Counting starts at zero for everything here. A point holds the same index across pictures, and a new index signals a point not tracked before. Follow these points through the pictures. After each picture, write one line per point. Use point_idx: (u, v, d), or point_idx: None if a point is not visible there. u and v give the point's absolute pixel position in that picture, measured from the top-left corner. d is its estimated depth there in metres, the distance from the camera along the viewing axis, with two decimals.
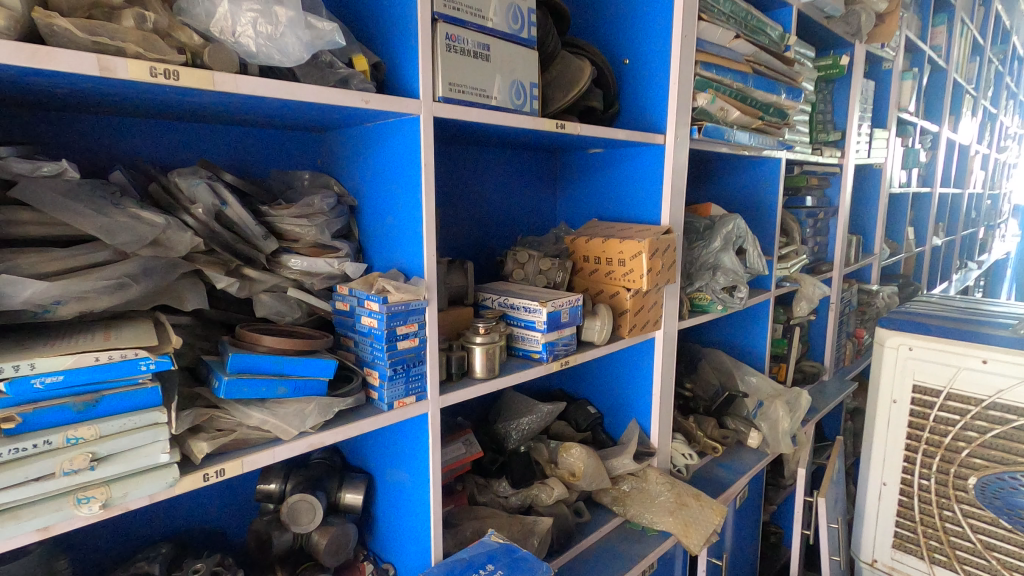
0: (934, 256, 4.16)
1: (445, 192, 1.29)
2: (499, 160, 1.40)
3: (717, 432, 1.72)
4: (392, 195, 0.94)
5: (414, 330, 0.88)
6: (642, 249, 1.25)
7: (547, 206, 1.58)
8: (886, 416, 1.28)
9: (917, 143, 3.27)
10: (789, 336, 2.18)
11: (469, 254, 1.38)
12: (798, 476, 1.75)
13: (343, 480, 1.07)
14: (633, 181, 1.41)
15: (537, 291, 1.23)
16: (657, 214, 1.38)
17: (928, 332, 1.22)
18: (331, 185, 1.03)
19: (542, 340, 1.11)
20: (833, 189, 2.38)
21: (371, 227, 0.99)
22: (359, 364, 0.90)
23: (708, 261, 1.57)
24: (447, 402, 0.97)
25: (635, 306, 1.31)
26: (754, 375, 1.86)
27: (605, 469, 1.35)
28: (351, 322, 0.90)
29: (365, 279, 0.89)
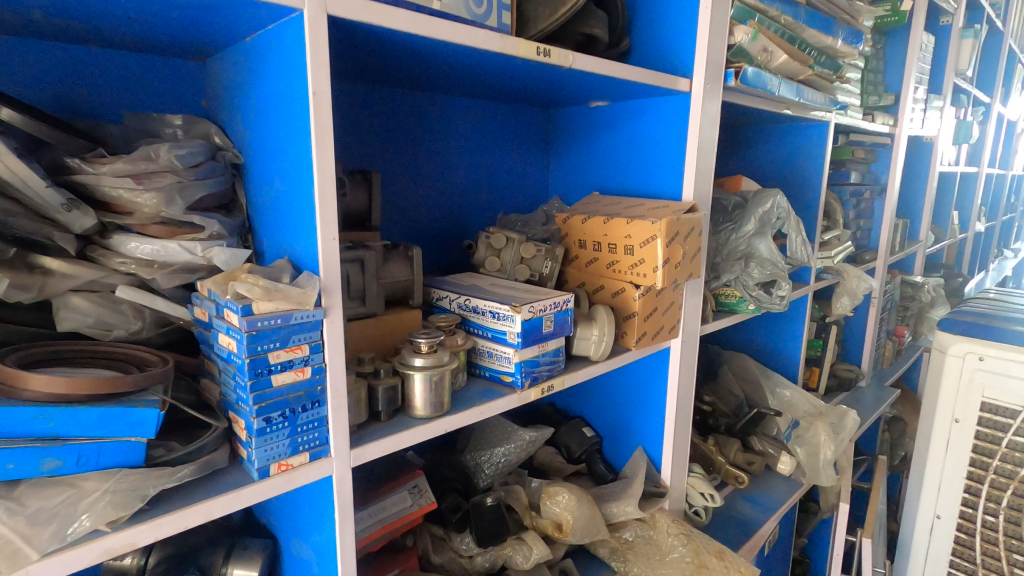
0: (975, 244, 3.78)
1: (392, 151, 0.98)
2: (470, 114, 1.09)
3: (741, 458, 1.42)
4: (279, 146, 0.62)
5: (302, 355, 0.57)
6: (657, 234, 0.93)
7: (536, 176, 1.25)
8: (947, 436, 1.37)
9: (970, 115, 2.89)
10: (824, 336, 1.86)
11: (429, 236, 1.06)
12: (840, 515, 1.42)
13: (233, 549, 0.74)
14: (646, 143, 1.09)
15: (513, 287, 0.91)
16: (676, 188, 1.05)
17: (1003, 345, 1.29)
18: (210, 134, 0.72)
19: (516, 359, 0.80)
20: (880, 164, 2.03)
21: (258, 195, 0.67)
22: (225, 405, 0.59)
23: (740, 249, 1.24)
24: (367, 458, 0.65)
25: (646, 309, 0.99)
26: (786, 388, 1.55)
27: (601, 517, 1.05)
28: (212, 342, 0.59)
29: (228, 274, 0.58)
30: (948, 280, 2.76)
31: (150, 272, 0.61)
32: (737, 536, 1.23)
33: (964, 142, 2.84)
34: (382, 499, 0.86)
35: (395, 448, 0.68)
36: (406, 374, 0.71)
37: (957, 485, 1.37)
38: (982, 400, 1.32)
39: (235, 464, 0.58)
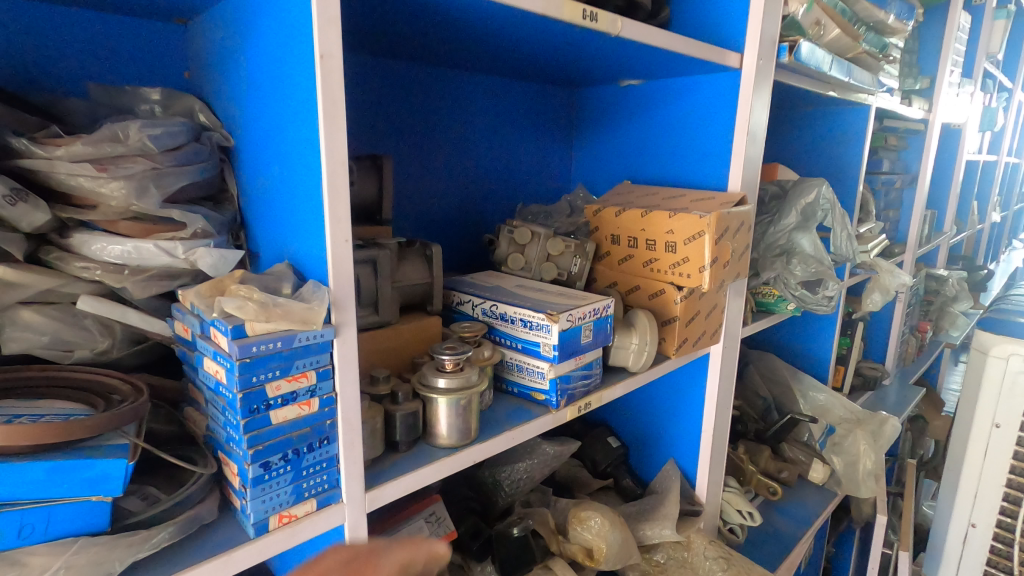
0: (990, 236, 3.69)
1: (404, 134, 0.86)
2: (490, 92, 0.97)
3: (772, 466, 1.32)
4: (277, 125, 0.50)
5: (308, 385, 0.46)
6: (705, 229, 0.82)
7: (559, 163, 1.14)
8: (986, 443, 1.43)
9: (994, 101, 2.78)
10: (852, 333, 1.76)
11: (444, 229, 0.95)
12: (877, 527, 1.33)
13: None
14: (686, 126, 0.97)
15: (542, 289, 0.80)
16: (721, 176, 0.94)
17: None
18: (193, 112, 0.60)
19: (551, 375, 0.69)
20: (911, 152, 1.92)
21: (252, 186, 0.56)
22: (213, 443, 0.49)
23: (780, 244, 1.13)
24: (385, 500, 0.55)
25: (688, 313, 0.88)
26: (820, 392, 1.45)
27: (634, 539, 0.95)
28: (197, 367, 0.48)
29: (215, 283, 0.47)
30: (970, 273, 2.67)
31: (119, 278, 0.50)
32: (773, 553, 1.14)
33: (988, 130, 2.73)
34: (397, 530, 0.75)
35: (416, 486, 0.57)
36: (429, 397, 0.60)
37: (994, 492, 1.44)
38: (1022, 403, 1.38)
39: (225, 516, 0.48)
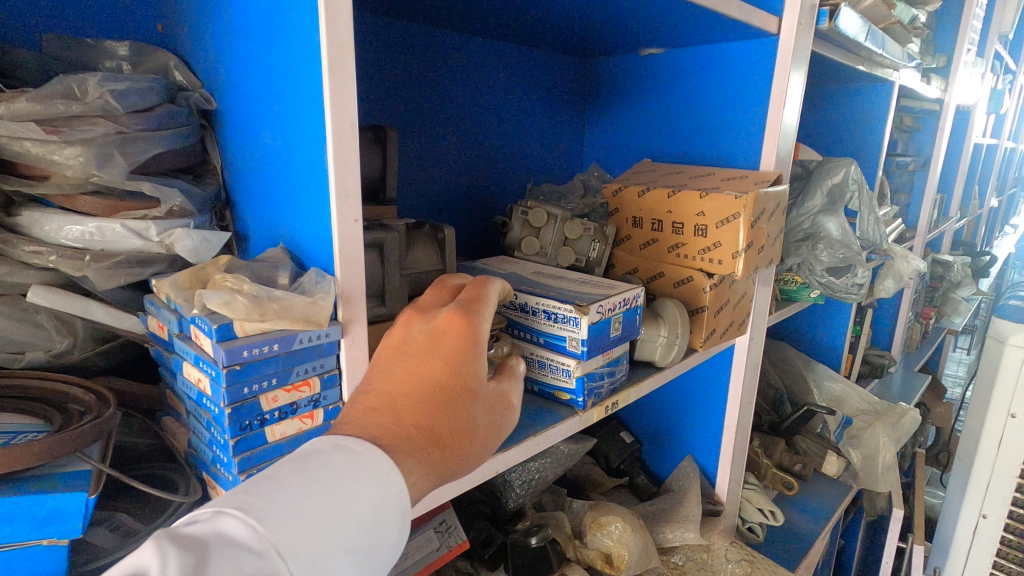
0: (988, 223, 3.66)
1: (408, 104, 0.78)
2: (501, 60, 0.88)
3: (787, 460, 1.27)
4: (269, 81, 0.42)
5: (309, 395, 0.39)
6: (741, 210, 0.75)
7: (571, 141, 1.06)
8: (999, 433, 1.30)
9: (1001, 84, 2.72)
10: (863, 321, 1.71)
11: (451, 210, 0.87)
12: (893, 521, 1.29)
13: None
14: (715, 100, 0.89)
15: (563, 277, 0.72)
16: (753, 154, 0.86)
17: None
18: (168, 69, 0.52)
19: (578, 373, 0.62)
20: (923, 134, 1.86)
21: (241, 156, 0.48)
22: (197, 462, 0.41)
23: (803, 228, 1.07)
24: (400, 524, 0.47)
25: (717, 303, 0.81)
26: (834, 381, 1.41)
27: (653, 542, 0.90)
28: (176, 373, 0.40)
29: (196, 272, 0.39)
30: (974, 259, 2.63)
31: (78, 265, 0.42)
32: (792, 552, 1.08)
33: (994, 112, 2.67)
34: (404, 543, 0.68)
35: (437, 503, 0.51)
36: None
37: (1007, 484, 1.30)
38: None
39: None
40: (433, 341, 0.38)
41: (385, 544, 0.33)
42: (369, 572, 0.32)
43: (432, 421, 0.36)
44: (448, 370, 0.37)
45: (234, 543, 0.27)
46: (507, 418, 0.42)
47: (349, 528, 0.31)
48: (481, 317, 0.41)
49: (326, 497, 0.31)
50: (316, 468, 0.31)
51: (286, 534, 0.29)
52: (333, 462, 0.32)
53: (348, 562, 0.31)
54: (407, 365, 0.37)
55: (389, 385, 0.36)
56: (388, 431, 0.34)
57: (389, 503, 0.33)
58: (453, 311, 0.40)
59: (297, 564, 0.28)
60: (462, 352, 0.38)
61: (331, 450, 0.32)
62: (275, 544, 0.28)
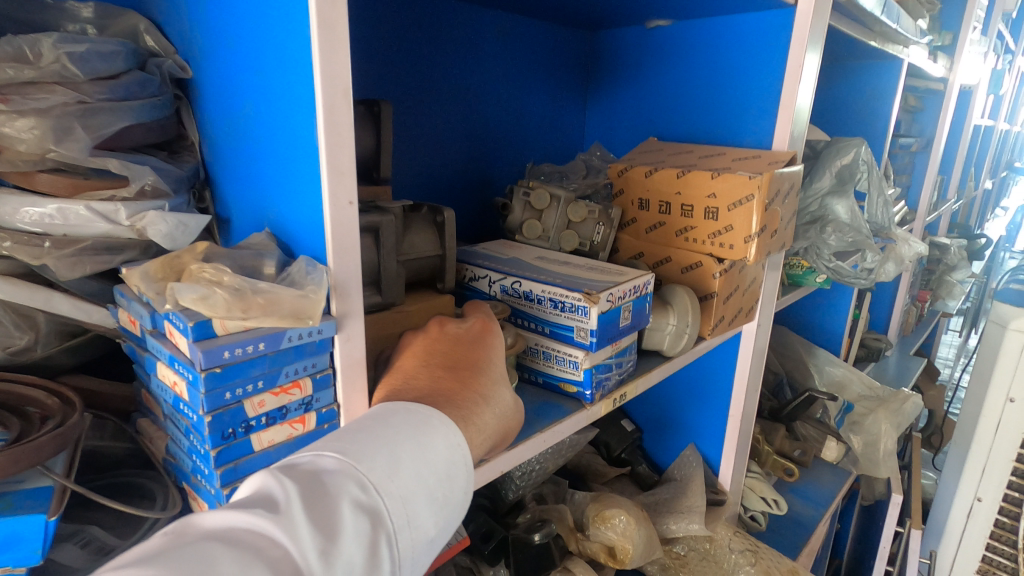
0: (981, 205, 3.66)
1: (403, 78, 0.73)
2: (501, 31, 0.83)
3: (787, 445, 1.26)
4: (250, 42, 0.37)
5: (301, 398, 0.35)
6: (756, 192, 0.71)
7: (573, 118, 1.01)
8: (998, 418, 1.29)
9: (1001, 64, 2.68)
10: (861, 304, 1.70)
11: (448, 192, 0.82)
12: (891, 505, 1.28)
13: None
14: (726, 75, 0.85)
15: (568, 262, 0.69)
16: (765, 134, 0.82)
17: None
18: (138, 32, 0.46)
19: (586, 365, 0.59)
20: (926, 114, 1.82)
21: (222, 131, 0.43)
22: (176, 472, 0.37)
23: (811, 210, 1.04)
24: None
25: (726, 289, 0.78)
26: (836, 366, 1.38)
27: (656, 534, 0.87)
28: (150, 374, 0.36)
29: (170, 261, 0.34)
30: (969, 242, 2.62)
31: (36, 253, 0.38)
32: (793, 539, 1.07)
33: (993, 94, 2.64)
34: None
35: None
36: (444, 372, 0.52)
37: (1004, 468, 1.30)
38: None
39: None
40: (469, 331, 0.49)
41: (456, 496, 0.36)
42: (443, 523, 0.35)
43: (481, 389, 0.45)
44: (485, 349, 0.49)
45: (338, 475, 0.31)
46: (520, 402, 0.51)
47: (430, 475, 0.34)
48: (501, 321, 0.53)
49: (410, 445, 0.34)
50: (398, 422, 0.35)
51: (381, 471, 0.32)
52: (411, 419, 0.36)
53: (429, 507, 0.34)
54: (451, 346, 0.48)
55: (439, 360, 0.46)
56: (449, 390, 0.43)
57: (458, 459, 0.36)
58: (483, 314, 0.52)
59: (390, 499, 0.32)
60: (492, 340, 0.50)
61: (406, 410, 0.37)
62: (373, 479, 0.32)
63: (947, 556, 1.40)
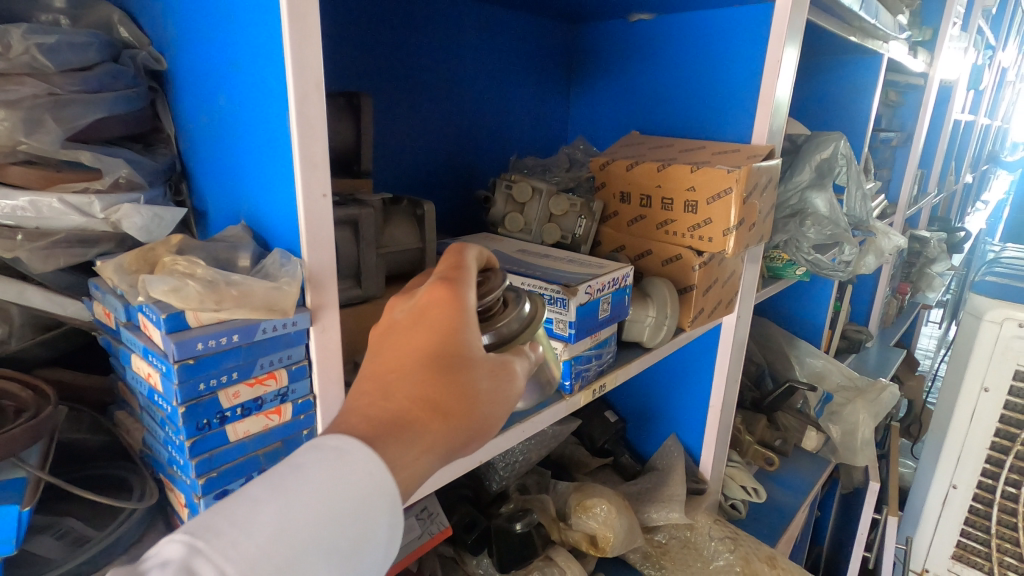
0: (962, 198, 3.72)
1: (383, 71, 0.72)
2: (483, 24, 0.83)
3: (768, 435, 1.28)
4: (223, 34, 0.37)
5: (277, 389, 0.35)
6: (733, 185, 0.72)
7: (556, 111, 1.02)
8: (973, 407, 1.32)
9: (982, 59, 2.72)
10: (842, 296, 1.73)
11: (431, 184, 0.83)
12: (868, 493, 1.31)
13: None
14: (706, 69, 0.86)
15: (549, 255, 0.69)
16: (744, 128, 0.83)
17: None
18: (111, 24, 0.46)
19: (565, 357, 0.60)
20: (907, 109, 1.85)
21: (197, 123, 0.43)
22: (154, 464, 0.37)
23: (791, 203, 1.05)
24: None
25: (706, 282, 0.79)
26: (816, 357, 1.41)
27: (638, 523, 0.89)
28: (125, 366, 0.36)
29: (143, 253, 0.34)
30: (949, 234, 2.66)
31: (8, 246, 0.38)
32: (773, 527, 1.09)
33: (973, 88, 2.68)
34: None
35: None
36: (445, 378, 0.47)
37: (979, 457, 1.33)
38: (1015, 369, 1.27)
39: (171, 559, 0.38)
40: (417, 311, 0.36)
41: (373, 535, 0.32)
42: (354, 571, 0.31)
43: (426, 396, 0.33)
44: (438, 335, 0.35)
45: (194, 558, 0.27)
46: (523, 384, 0.39)
47: (318, 535, 0.30)
48: (469, 282, 0.37)
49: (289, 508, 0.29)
50: (281, 476, 0.30)
51: (246, 549, 0.28)
52: (305, 463, 0.31)
53: (324, 565, 0.29)
54: (400, 335, 0.35)
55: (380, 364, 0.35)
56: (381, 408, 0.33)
57: (366, 502, 0.31)
58: (442, 278, 0.37)
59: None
60: (447, 319, 0.35)
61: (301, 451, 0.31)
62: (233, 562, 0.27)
63: (924, 541, 1.44)
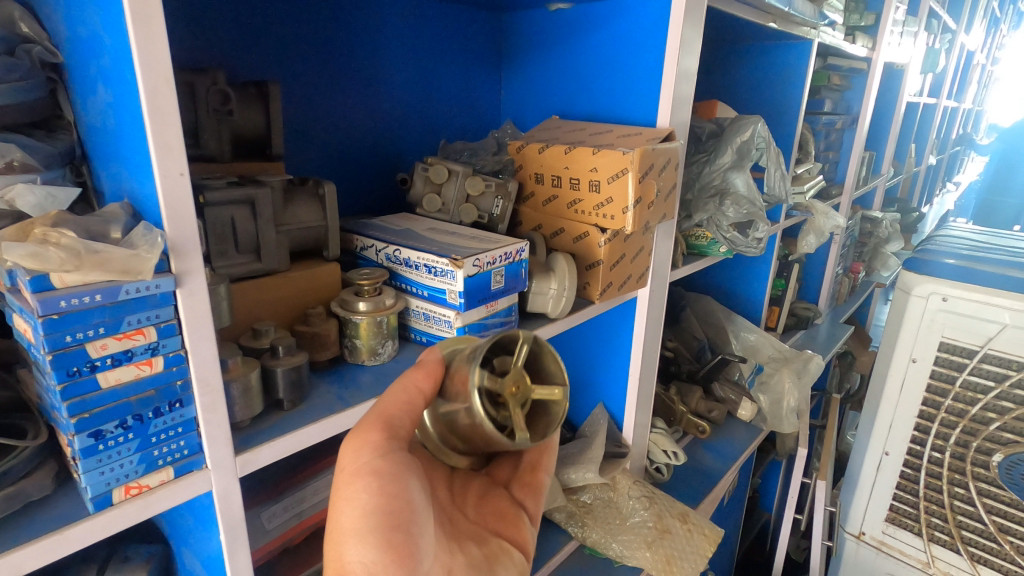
0: (925, 179, 3.81)
1: (301, 60, 0.77)
2: (404, 14, 0.88)
3: (702, 406, 1.34)
4: (93, 29, 0.41)
5: (146, 342, 0.40)
6: (629, 166, 0.77)
7: (486, 96, 1.06)
8: (903, 376, 1.38)
9: (938, 42, 2.78)
10: (787, 274, 1.80)
11: (357, 168, 0.88)
12: (797, 458, 1.40)
13: (110, 560, 0.60)
14: (616, 54, 0.90)
15: (455, 232, 0.74)
16: (650, 111, 0.88)
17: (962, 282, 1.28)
18: (13, 20, 0.49)
19: (457, 323, 0.65)
20: (853, 92, 1.91)
21: (87, 109, 0.47)
22: (45, 412, 0.43)
23: (714, 184, 1.11)
24: (261, 463, 0.50)
25: (612, 257, 0.85)
26: (751, 332, 1.48)
27: (559, 483, 0.96)
28: (15, 325, 0.42)
29: (22, 226, 0.39)
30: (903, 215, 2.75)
31: None
32: (697, 489, 1.17)
33: (930, 71, 2.74)
34: (304, 487, 0.72)
35: (298, 446, 0.53)
36: (537, 436, 0.49)
37: (907, 424, 1.40)
38: (941, 340, 1.31)
39: (64, 492, 0.43)
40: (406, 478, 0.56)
41: None
42: None
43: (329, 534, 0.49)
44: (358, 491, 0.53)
45: None
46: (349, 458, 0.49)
47: None
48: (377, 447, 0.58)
49: None
50: None
51: None
52: None
53: None
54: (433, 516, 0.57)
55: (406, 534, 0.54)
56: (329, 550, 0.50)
57: None
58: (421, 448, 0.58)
59: None
60: None
61: None
62: None
63: (860, 507, 1.52)
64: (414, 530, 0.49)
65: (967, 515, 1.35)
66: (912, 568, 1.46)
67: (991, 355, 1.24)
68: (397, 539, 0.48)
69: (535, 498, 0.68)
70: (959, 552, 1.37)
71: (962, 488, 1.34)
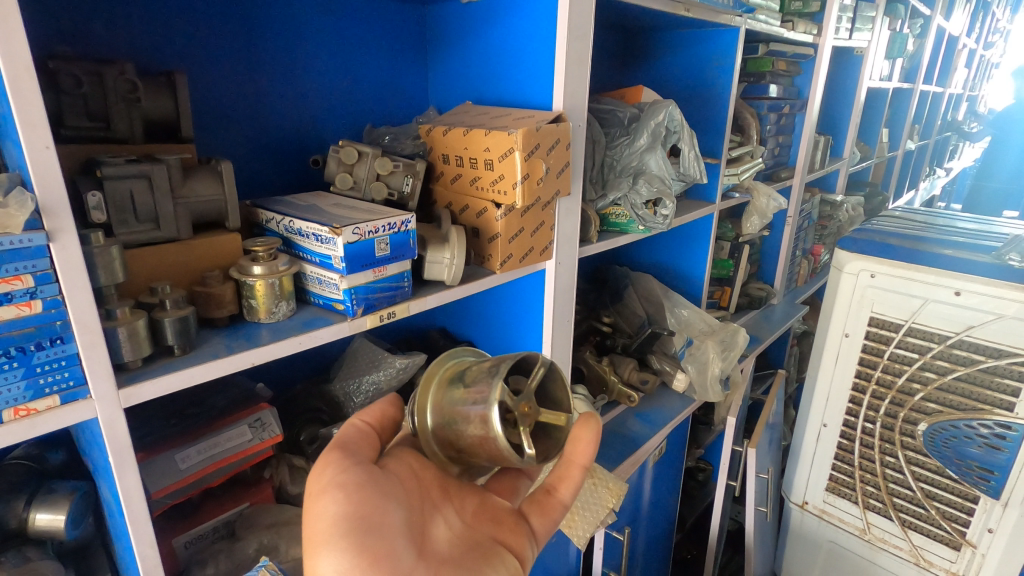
0: (905, 164, 3.83)
1: (214, 53, 0.85)
2: (318, 10, 0.95)
3: (635, 377, 1.41)
4: None
5: (25, 287, 0.49)
6: (514, 146, 0.84)
7: (411, 85, 1.14)
8: (837, 350, 1.42)
9: (906, 27, 2.80)
10: (736, 255, 1.87)
11: (280, 152, 0.97)
12: (727, 425, 1.48)
13: (41, 491, 0.70)
14: (516, 43, 0.97)
15: (355, 206, 0.82)
16: (546, 96, 0.95)
17: (890, 258, 1.31)
18: None
19: (342, 285, 0.73)
20: (802, 78, 1.96)
21: None
22: None
23: (631, 166, 1.19)
24: (144, 397, 0.59)
25: (510, 230, 0.92)
26: (685, 308, 1.57)
27: None
28: None
29: None
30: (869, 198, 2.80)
31: None
32: (621, 452, 1.25)
33: (897, 56, 2.77)
34: (215, 434, 0.80)
35: (181, 385, 0.61)
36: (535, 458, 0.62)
37: (843, 396, 1.43)
38: (871, 316, 1.34)
39: None
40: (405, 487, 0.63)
41: None
42: None
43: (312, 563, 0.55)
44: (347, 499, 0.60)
45: None
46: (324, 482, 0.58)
47: None
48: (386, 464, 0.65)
49: None
50: None
51: None
52: None
53: None
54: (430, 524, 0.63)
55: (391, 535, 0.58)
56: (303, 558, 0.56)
57: None
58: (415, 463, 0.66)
59: None
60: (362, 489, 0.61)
61: None
62: None
63: (802, 477, 1.58)
64: (386, 530, 0.56)
65: (898, 483, 1.39)
66: (850, 534, 1.52)
67: (915, 329, 1.27)
68: (371, 542, 0.55)
69: (544, 518, 0.74)
70: (892, 518, 1.42)
71: (893, 456, 1.37)
